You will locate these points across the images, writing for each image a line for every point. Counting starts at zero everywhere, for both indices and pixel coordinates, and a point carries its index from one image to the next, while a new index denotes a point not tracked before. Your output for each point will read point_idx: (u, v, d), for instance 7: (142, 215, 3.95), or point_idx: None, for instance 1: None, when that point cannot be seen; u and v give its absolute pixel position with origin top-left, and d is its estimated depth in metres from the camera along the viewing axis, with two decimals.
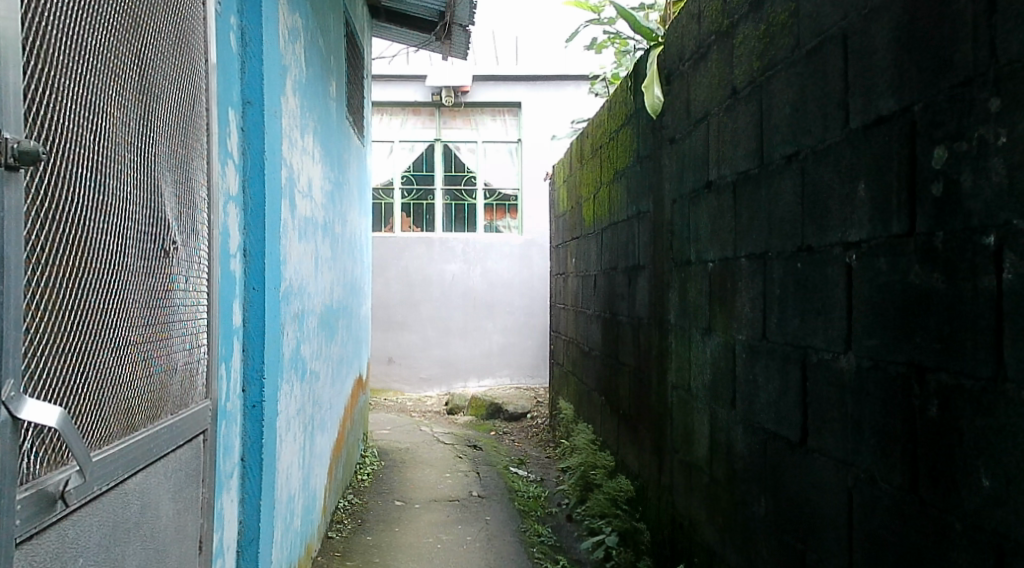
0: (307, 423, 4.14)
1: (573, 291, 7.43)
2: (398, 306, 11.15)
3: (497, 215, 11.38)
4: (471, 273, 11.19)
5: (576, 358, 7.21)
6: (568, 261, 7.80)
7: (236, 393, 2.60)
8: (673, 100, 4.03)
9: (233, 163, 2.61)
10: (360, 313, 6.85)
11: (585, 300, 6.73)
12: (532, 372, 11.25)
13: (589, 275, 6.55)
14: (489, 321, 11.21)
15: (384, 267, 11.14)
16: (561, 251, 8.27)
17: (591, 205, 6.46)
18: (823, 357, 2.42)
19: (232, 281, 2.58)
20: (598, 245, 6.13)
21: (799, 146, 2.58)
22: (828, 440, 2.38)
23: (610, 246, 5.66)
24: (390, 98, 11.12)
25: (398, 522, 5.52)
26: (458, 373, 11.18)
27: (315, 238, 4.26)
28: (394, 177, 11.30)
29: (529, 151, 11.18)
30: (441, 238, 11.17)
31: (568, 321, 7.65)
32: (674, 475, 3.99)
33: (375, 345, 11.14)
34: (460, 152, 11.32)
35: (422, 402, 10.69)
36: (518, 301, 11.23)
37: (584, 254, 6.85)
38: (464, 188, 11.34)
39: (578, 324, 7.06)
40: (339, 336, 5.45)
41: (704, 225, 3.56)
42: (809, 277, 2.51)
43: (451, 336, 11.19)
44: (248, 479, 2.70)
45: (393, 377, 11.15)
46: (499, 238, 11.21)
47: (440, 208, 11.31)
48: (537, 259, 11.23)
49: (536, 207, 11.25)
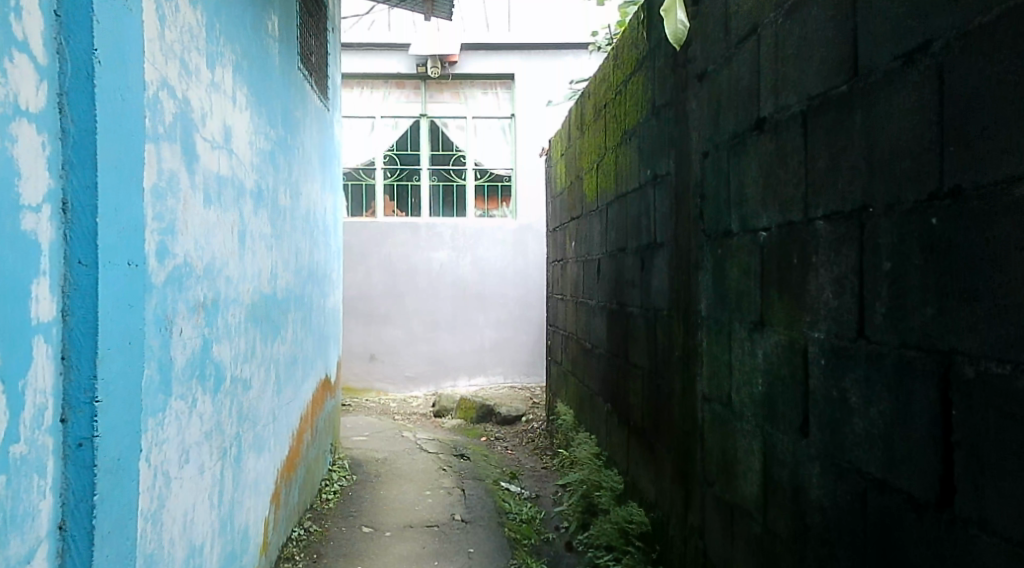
0: (229, 444, 3.19)
1: (573, 279, 6.47)
2: (381, 298, 10.20)
3: (490, 198, 10.39)
4: (461, 261, 10.22)
5: (577, 357, 6.26)
6: (566, 247, 6.86)
7: (38, 426, 1.66)
8: (703, 22, 3.08)
9: (30, 65, 1.66)
10: (324, 304, 5.91)
11: (586, 290, 5.79)
12: (529, 370, 10.30)
13: (591, 261, 5.60)
14: (481, 313, 10.25)
15: (366, 256, 10.18)
16: (559, 234, 7.31)
17: (593, 179, 5.50)
18: (990, 371, 1.49)
19: (26, 248, 1.63)
20: (602, 224, 5.17)
21: (931, 36, 1.64)
22: (1006, 508, 1.45)
23: (617, 223, 4.71)
24: (370, 70, 10.14)
25: (361, 559, 4.56)
26: (447, 372, 10.25)
27: (238, 205, 3.29)
28: (376, 156, 10.32)
29: (523, 126, 10.20)
30: (428, 223, 10.21)
31: (567, 314, 6.70)
32: (706, 516, 3.06)
33: (356, 341, 10.19)
34: (448, 129, 10.34)
35: (407, 404, 9.76)
36: (513, 291, 10.26)
37: (585, 237, 5.90)
38: (453, 169, 10.36)
39: (579, 317, 6.11)
40: (289, 332, 4.50)
41: (751, 181, 2.61)
42: (956, 242, 1.58)
43: (439, 332, 10.24)
44: (72, 556, 1.76)
45: (376, 376, 10.21)
46: (492, 222, 10.24)
47: (427, 190, 10.33)
48: (533, 245, 10.28)
49: (532, 188, 10.27)
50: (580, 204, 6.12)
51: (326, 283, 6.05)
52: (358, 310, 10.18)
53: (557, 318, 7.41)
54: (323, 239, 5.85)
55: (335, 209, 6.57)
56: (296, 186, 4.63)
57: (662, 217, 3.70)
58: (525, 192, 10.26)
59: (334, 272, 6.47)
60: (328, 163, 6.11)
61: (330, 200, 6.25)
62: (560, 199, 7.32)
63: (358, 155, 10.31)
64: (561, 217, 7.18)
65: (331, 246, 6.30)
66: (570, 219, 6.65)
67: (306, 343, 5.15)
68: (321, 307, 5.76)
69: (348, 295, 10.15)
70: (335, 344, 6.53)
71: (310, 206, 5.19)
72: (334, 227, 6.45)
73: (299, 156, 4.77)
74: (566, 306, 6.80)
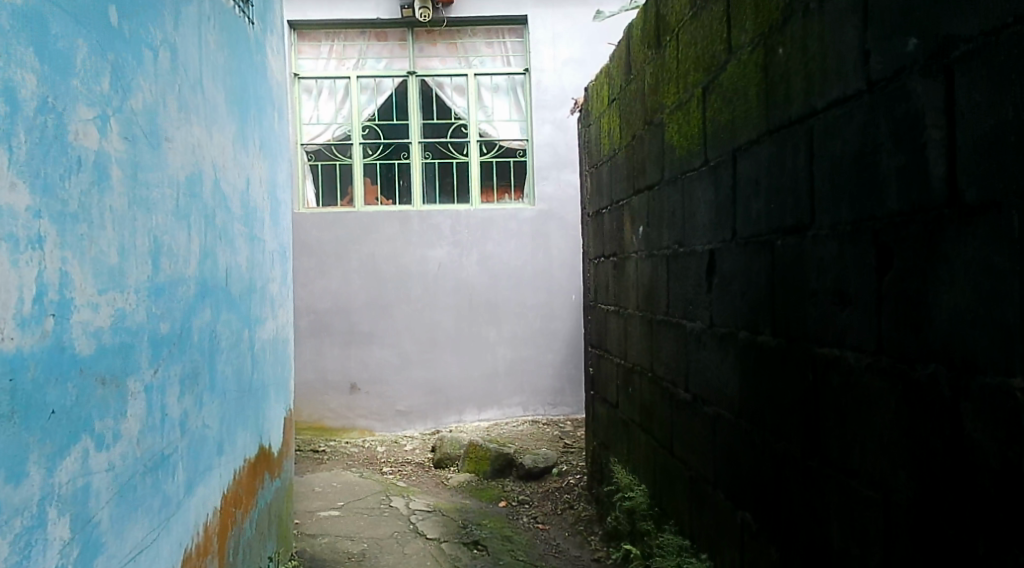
0: None
1: (643, 283, 4.25)
2: (363, 310, 7.98)
3: (499, 179, 8.10)
4: (465, 261, 7.96)
5: (656, 408, 4.04)
6: (625, 237, 4.65)
7: None
8: None
9: None
10: (247, 336, 3.65)
11: (678, 304, 3.58)
12: (555, 399, 8.00)
13: (690, 254, 3.38)
14: (491, 326, 7.98)
15: (343, 256, 7.96)
16: (609, 218, 5.08)
17: (694, 117, 3.26)
18: None
19: None
20: (724, 191, 2.96)
21: None
22: None
23: (776, 183, 2.50)
24: (342, 16, 7.89)
25: None
26: (451, 404, 8.02)
27: None
28: (353, 126, 8.05)
29: (541, 85, 7.91)
30: (422, 213, 7.96)
31: (633, 335, 4.48)
32: None
33: (333, 367, 8.01)
34: (444, 91, 8.08)
35: (397, 452, 7.54)
36: (532, 298, 7.97)
37: (671, 216, 3.69)
38: (452, 143, 8.09)
39: (662, 344, 3.88)
40: (131, 414, 2.23)
41: None
42: None
43: (438, 353, 7.99)
44: None
45: (360, 411, 8.03)
46: (503, 209, 7.94)
47: (418, 169, 8.05)
48: (556, 238, 7.97)
49: (553, 164, 7.94)
50: (656, 165, 3.92)
51: (253, 303, 3.78)
52: (335, 328, 8.00)
53: (609, 337, 5.21)
54: (245, 232, 3.60)
55: (276, 189, 4.33)
56: (145, 121, 2.36)
57: (1007, 138, 1.48)
58: (545, 168, 7.93)
59: (274, 286, 4.23)
60: (254, 112, 3.84)
61: (261, 170, 4.00)
62: (609, 166, 5.08)
63: (330, 128, 8.08)
64: (612, 191, 4.97)
65: (266, 246, 4.06)
66: (633, 193, 4.43)
67: (198, 416, 2.88)
68: (238, 343, 3.49)
69: (323, 308, 7.99)
70: (278, 394, 4.28)
71: (200, 170, 2.92)
72: (272, 214, 4.20)
73: (161, 67, 2.49)
74: (629, 324, 4.60)
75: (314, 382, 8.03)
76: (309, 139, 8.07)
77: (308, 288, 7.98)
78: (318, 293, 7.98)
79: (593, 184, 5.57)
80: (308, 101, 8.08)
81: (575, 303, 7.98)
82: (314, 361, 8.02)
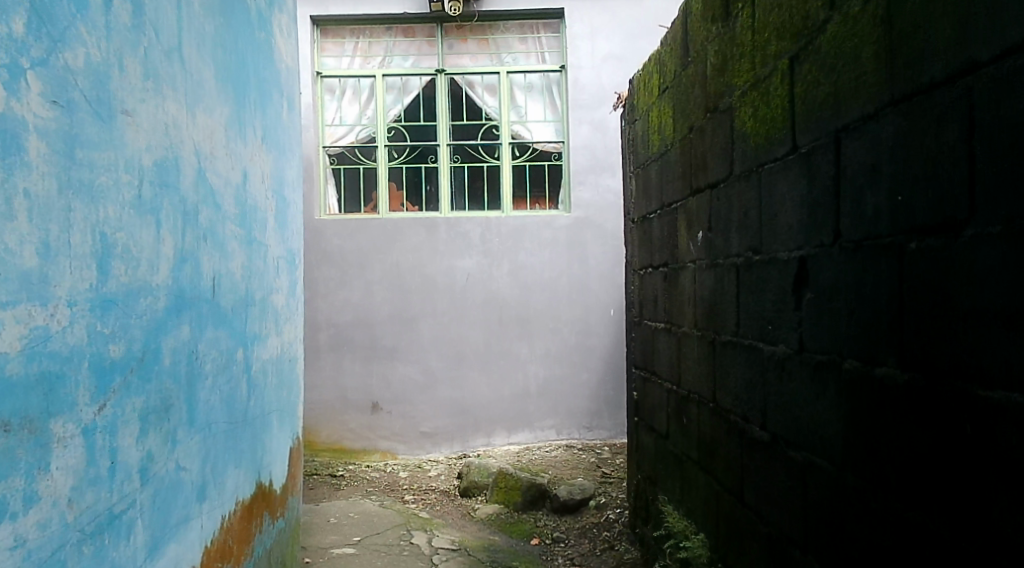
0: None
1: (702, 298, 3.66)
2: (386, 324, 7.47)
3: (532, 184, 7.55)
4: (495, 272, 7.40)
5: (720, 446, 3.44)
6: (680, 245, 4.06)
7: None
8: None
9: None
10: (242, 357, 3.11)
11: (751, 324, 3.00)
12: (591, 422, 7.39)
13: (770, 263, 2.79)
14: (523, 343, 7.40)
15: (365, 266, 7.46)
16: (659, 224, 4.50)
17: (776, 96, 2.69)
18: None
19: None
20: (822, 184, 2.38)
21: None
22: None
23: (907, 169, 1.92)
24: (367, 11, 7.41)
25: None
26: (479, 426, 7.45)
27: None
28: (377, 128, 7.56)
29: (578, 83, 7.36)
30: (450, 221, 7.43)
31: (690, 358, 3.89)
32: None
33: (353, 385, 7.49)
34: (474, 90, 7.56)
35: (421, 478, 6.99)
36: (567, 313, 7.38)
37: (741, 218, 3.11)
38: (482, 146, 7.56)
39: (729, 370, 3.29)
40: (56, 467, 1.68)
41: None
42: None
43: (465, 370, 7.44)
44: None
45: (382, 432, 7.49)
46: (536, 217, 7.38)
47: (446, 174, 7.53)
48: (594, 248, 7.38)
49: (590, 167, 7.36)
50: (721, 159, 3.34)
51: (250, 319, 3.23)
52: (356, 343, 7.48)
53: (657, 358, 4.62)
54: (240, 235, 3.07)
55: (283, 187, 3.79)
56: (86, 83, 1.84)
57: None
58: (581, 172, 7.36)
59: (279, 299, 3.68)
60: (255, 96, 3.31)
61: (264, 164, 3.46)
62: (659, 165, 4.49)
63: (354, 130, 7.59)
64: (663, 194, 4.40)
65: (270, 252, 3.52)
66: (689, 194, 3.85)
67: (168, 459, 2.34)
68: (230, 366, 2.95)
69: (343, 321, 7.48)
70: (281, 423, 3.73)
71: (176, 156, 2.40)
72: (277, 216, 3.67)
73: (115, 19, 1.98)
74: (684, 344, 4.02)
75: (333, 401, 7.51)
76: (331, 141, 7.59)
77: (327, 299, 7.48)
78: (338, 305, 7.48)
79: (640, 187, 4.99)
80: (331, 101, 7.61)
81: (614, 318, 7.37)
82: (333, 378, 7.51)
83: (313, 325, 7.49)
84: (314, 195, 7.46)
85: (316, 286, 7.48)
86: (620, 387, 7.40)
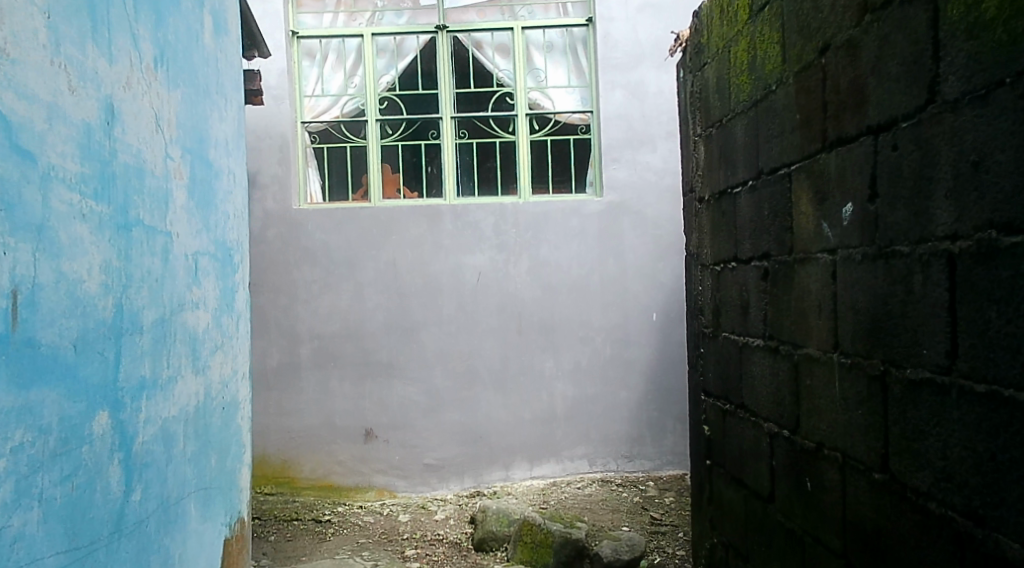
0: None
1: (851, 305, 2.39)
2: (381, 335, 6.18)
3: (554, 163, 6.26)
4: (512, 270, 6.12)
5: (892, 541, 2.20)
6: (797, 226, 2.79)
7: None
8: None
9: None
10: (103, 430, 2.50)
11: (998, 356, 1.74)
12: (631, 451, 6.10)
13: None
14: (546, 356, 6.12)
15: (355, 265, 6.17)
16: (755, 198, 3.22)
17: None
18: None
19: None
20: None
21: None
22: None
23: None
24: None
25: None
26: (495, 456, 6.15)
27: None
28: (367, 99, 6.27)
29: (610, 39, 6.07)
30: (456, 209, 6.14)
31: (824, 393, 2.60)
32: None
33: (343, 408, 6.20)
34: (483, 51, 6.27)
35: (424, 524, 5.70)
36: (599, 318, 6.09)
37: (962, 173, 1.86)
38: (493, 118, 6.26)
39: (925, 426, 2.01)
40: None
41: None
42: None
43: (477, 390, 6.15)
44: None
45: (377, 466, 6.19)
46: (560, 202, 6.09)
47: (450, 152, 6.24)
48: (631, 239, 6.09)
49: (626, 141, 6.08)
50: (911, 77, 2.05)
51: (125, 353, 2.66)
52: (345, 357, 6.20)
53: (748, 386, 3.35)
54: (107, 216, 2.58)
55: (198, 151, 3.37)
56: None
57: None
58: (615, 147, 6.08)
59: (190, 315, 3.18)
60: (147, 35, 2.90)
61: (168, 122, 3.07)
62: (751, 117, 3.22)
63: (339, 102, 6.29)
64: (762, 157, 3.12)
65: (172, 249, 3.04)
66: (821, 146, 2.57)
67: None
68: (69, 449, 2.31)
69: (329, 332, 6.20)
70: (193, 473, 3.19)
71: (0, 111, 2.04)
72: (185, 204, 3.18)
73: None
74: (804, 374, 2.75)
75: (318, 429, 6.21)
76: (312, 116, 6.28)
77: (310, 306, 6.19)
78: (323, 312, 6.19)
79: (716, 153, 3.71)
80: (311, 67, 6.30)
81: (657, 324, 6.08)
82: (318, 401, 6.20)
83: (292, 337, 6.20)
84: (292, 181, 6.16)
85: (296, 290, 6.18)
86: (665, 408, 6.11)
